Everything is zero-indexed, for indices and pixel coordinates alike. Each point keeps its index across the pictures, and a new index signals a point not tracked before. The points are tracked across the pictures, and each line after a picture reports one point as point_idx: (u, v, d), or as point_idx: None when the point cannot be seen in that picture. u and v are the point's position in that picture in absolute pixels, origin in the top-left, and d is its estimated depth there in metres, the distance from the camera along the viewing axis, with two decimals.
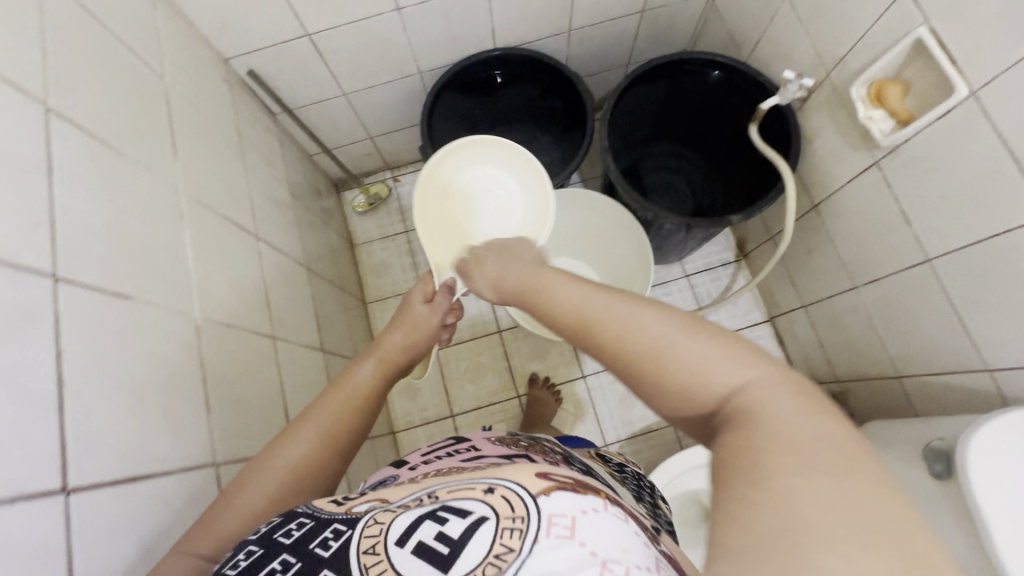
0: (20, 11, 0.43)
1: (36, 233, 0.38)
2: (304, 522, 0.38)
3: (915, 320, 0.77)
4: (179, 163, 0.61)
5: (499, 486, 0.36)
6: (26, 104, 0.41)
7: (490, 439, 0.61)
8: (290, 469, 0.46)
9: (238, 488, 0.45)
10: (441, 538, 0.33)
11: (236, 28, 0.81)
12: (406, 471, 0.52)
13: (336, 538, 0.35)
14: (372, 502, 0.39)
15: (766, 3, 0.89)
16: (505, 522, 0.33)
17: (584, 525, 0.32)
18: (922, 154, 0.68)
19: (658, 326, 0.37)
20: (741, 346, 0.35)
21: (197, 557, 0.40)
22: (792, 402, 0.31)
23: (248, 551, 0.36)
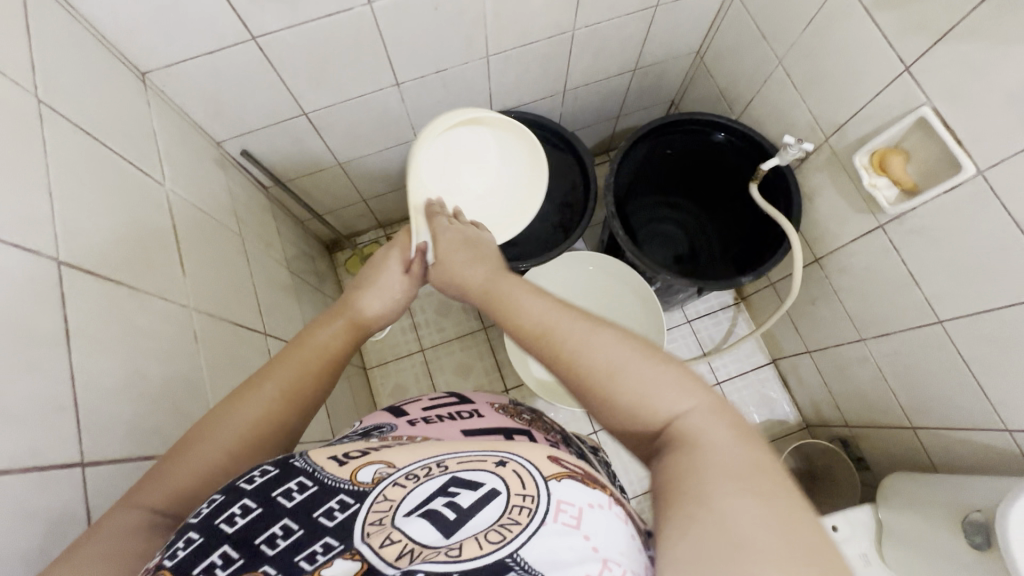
0: (24, 161, 0.40)
1: (59, 422, 0.36)
2: (307, 483, 0.31)
3: (928, 375, 0.79)
4: (187, 279, 0.57)
5: (511, 460, 0.33)
6: (39, 269, 0.38)
7: (492, 406, 0.53)
8: (253, 422, 0.41)
9: (196, 439, 0.39)
10: (450, 507, 0.30)
11: (231, 113, 0.76)
12: (405, 425, 0.45)
13: (345, 508, 0.30)
14: (378, 466, 0.33)
15: (758, 66, 0.91)
16: (514, 500, 0.30)
17: (591, 516, 0.30)
18: (927, 223, 0.70)
19: (610, 347, 0.35)
20: (687, 371, 0.34)
21: (149, 507, 0.34)
22: (725, 429, 0.31)
23: (245, 506, 0.30)
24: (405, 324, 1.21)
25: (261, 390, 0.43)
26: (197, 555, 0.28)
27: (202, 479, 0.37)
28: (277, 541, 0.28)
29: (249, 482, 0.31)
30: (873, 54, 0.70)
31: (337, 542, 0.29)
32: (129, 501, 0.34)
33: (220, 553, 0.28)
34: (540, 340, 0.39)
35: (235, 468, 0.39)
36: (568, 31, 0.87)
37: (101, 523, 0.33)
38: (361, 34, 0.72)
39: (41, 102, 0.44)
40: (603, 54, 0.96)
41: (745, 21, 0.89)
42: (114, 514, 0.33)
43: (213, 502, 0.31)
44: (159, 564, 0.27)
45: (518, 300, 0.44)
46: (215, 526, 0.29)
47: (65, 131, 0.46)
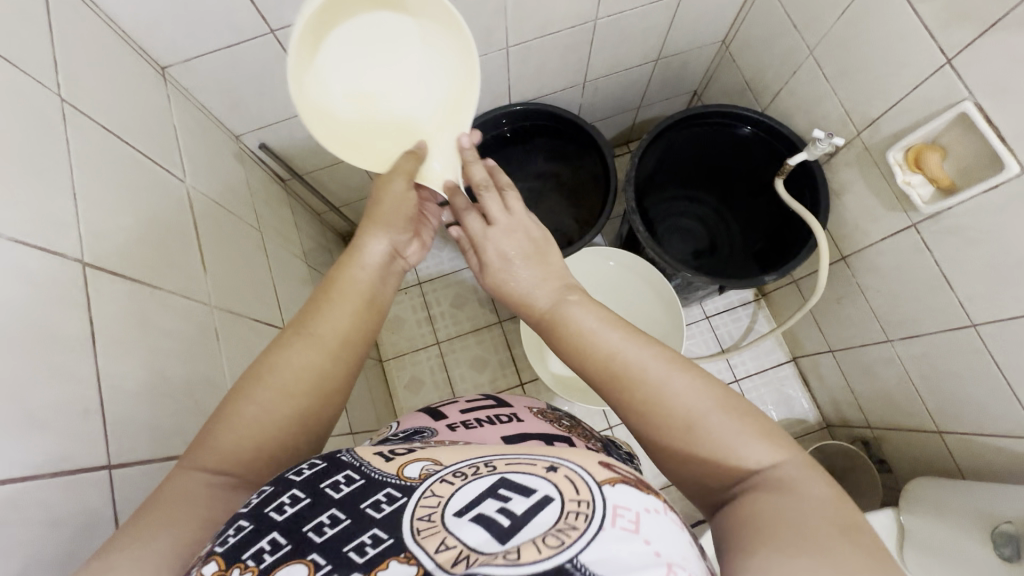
0: (47, 162, 0.40)
1: (86, 422, 0.36)
2: (354, 476, 0.31)
3: (959, 381, 0.76)
4: (208, 276, 0.57)
5: (562, 467, 0.30)
6: (65, 272, 0.38)
7: (530, 409, 0.52)
8: (289, 383, 0.40)
9: (227, 409, 0.38)
10: (502, 511, 0.27)
11: (250, 107, 0.76)
12: (445, 430, 0.44)
13: (392, 501, 0.28)
14: (424, 463, 0.32)
15: (787, 56, 0.88)
16: (570, 505, 0.27)
17: (649, 523, 0.27)
18: (963, 224, 0.67)
19: (687, 396, 0.35)
20: (760, 425, 0.34)
21: (201, 472, 0.35)
22: (819, 491, 0.31)
23: (294, 496, 0.29)
24: (421, 317, 1.21)
25: (290, 348, 0.41)
26: (248, 540, 0.27)
27: (251, 441, 0.37)
28: (325, 529, 0.27)
29: (299, 474, 0.31)
30: (912, 46, 0.67)
31: (386, 535, 0.27)
32: (182, 467, 0.35)
33: (269, 539, 0.27)
34: (613, 374, 0.38)
35: (281, 422, 0.39)
36: (590, 21, 0.84)
37: (161, 490, 0.34)
38: None
39: (64, 101, 0.44)
40: (625, 44, 0.93)
41: (775, 10, 0.86)
42: (168, 484, 0.34)
43: (262, 493, 0.30)
44: (210, 551, 0.27)
45: (589, 329, 0.41)
46: (266, 514, 0.28)
47: (87, 130, 0.46)
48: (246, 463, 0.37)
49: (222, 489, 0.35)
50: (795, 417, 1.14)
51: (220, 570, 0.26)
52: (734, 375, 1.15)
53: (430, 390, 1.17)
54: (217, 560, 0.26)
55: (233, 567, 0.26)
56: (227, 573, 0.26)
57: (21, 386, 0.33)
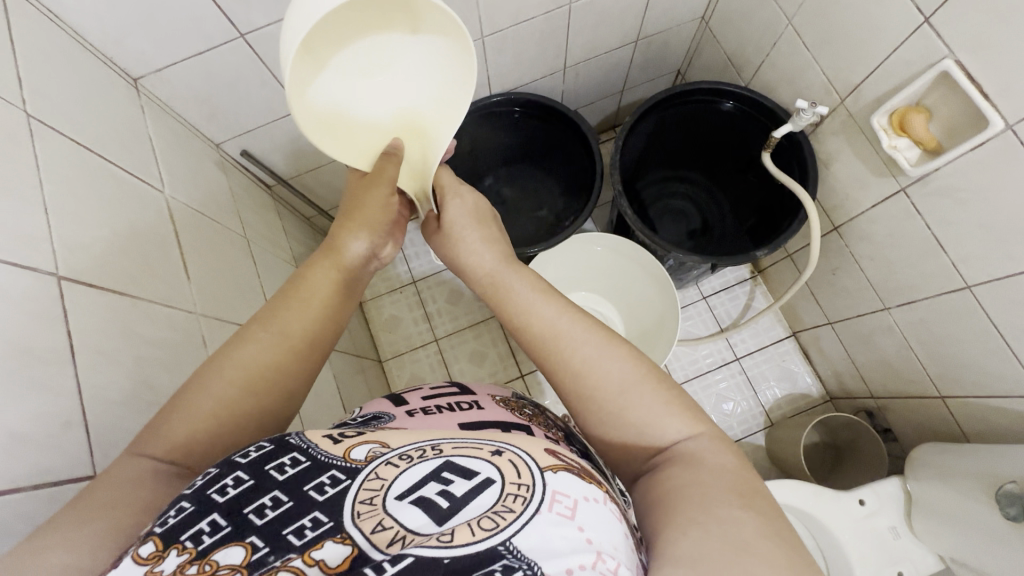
0: (16, 178, 0.40)
1: (68, 433, 0.36)
2: (301, 458, 0.28)
3: (958, 343, 0.76)
4: (193, 284, 0.57)
5: (507, 450, 0.29)
6: (40, 286, 0.38)
7: (493, 397, 0.50)
8: (251, 373, 0.39)
9: (183, 398, 0.37)
10: (442, 493, 0.26)
11: (228, 115, 0.76)
12: (404, 416, 0.42)
13: (336, 484, 0.26)
14: (372, 445, 0.30)
15: (766, 27, 0.87)
16: (509, 487, 0.26)
17: (586, 510, 0.27)
18: (952, 184, 0.66)
19: (611, 369, 0.37)
20: (682, 401, 0.36)
21: (150, 459, 0.34)
22: (724, 458, 0.33)
23: (237, 478, 0.27)
24: (417, 315, 1.21)
25: (254, 341, 0.41)
26: (188, 521, 0.24)
27: (205, 430, 0.36)
28: (266, 511, 0.25)
29: (244, 456, 0.28)
30: (890, 8, 0.66)
31: (326, 517, 0.25)
32: (131, 455, 0.34)
33: (208, 520, 0.25)
34: (548, 342, 0.40)
35: (237, 412, 0.38)
36: (564, 5, 0.83)
37: (106, 475, 0.33)
38: None
39: (30, 117, 0.44)
40: (602, 27, 0.92)
41: None
42: (115, 470, 0.33)
43: (206, 475, 0.27)
44: (149, 531, 0.25)
45: (529, 303, 0.43)
46: (207, 495, 0.26)
47: (57, 145, 0.46)
48: (197, 452, 0.36)
49: (169, 476, 0.34)
50: (798, 392, 1.13)
51: (156, 552, 0.23)
52: (735, 353, 1.15)
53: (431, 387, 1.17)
54: (155, 540, 0.24)
55: (168, 550, 0.23)
56: (162, 555, 0.23)
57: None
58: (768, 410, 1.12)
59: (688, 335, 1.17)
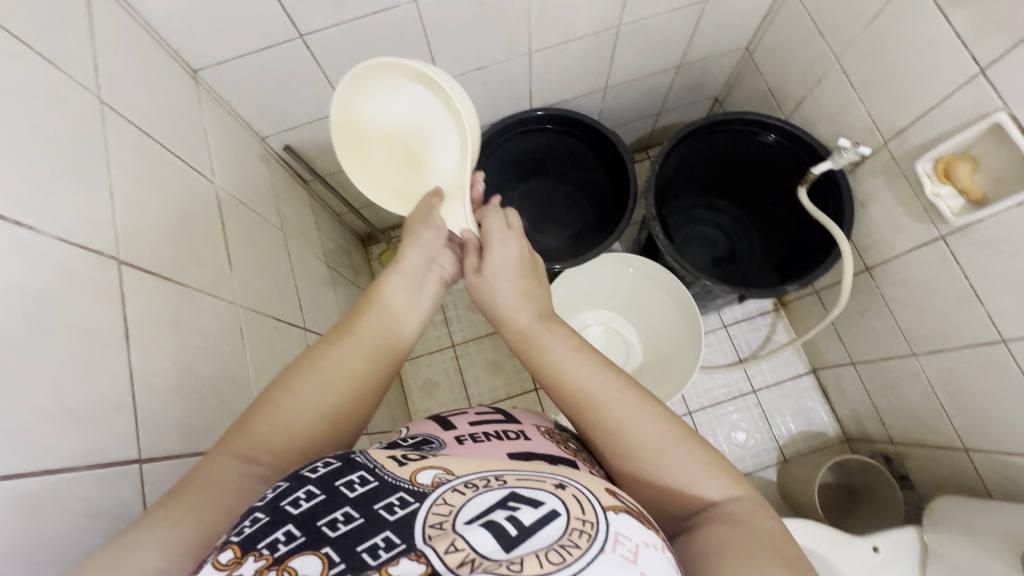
0: (88, 162, 0.42)
1: (119, 416, 0.37)
2: (369, 477, 0.29)
3: (987, 397, 0.74)
4: (235, 275, 0.58)
5: (570, 485, 0.30)
6: (101, 270, 0.39)
7: (538, 426, 0.49)
8: (333, 384, 0.40)
9: (268, 400, 0.39)
10: (511, 520, 0.26)
11: (277, 110, 0.77)
12: (453, 442, 0.42)
13: (405, 505, 0.27)
14: (437, 471, 0.30)
15: (812, 63, 0.87)
16: (575, 523, 0.26)
17: (648, 556, 0.27)
18: (994, 236, 0.65)
19: (657, 432, 0.36)
20: (722, 464, 0.36)
21: (235, 458, 0.36)
22: (770, 524, 0.33)
23: (310, 491, 0.28)
24: (436, 319, 1.22)
25: (335, 349, 0.43)
26: (264, 530, 0.26)
27: (288, 436, 0.38)
28: (338, 525, 0.26)
29: (313, 471, 0.30)
30: (944, 55, 0.66)
31: (398, 539, 0.26)
32: (217, 451, 0.36)
33: (283, 531, 0.26)
34: (579, 401, 0.39)
35: (320, 419, 0.39)
36: (613, 27, 0.84)
37: (197, 472, 0.34)
38: (403, 32, 0.71)
39: (103, 103, 0.46)
40: (647, 51, 0.93)
41: (801, 16, 0.85)
42: (203, 469, 0.35)
43: (278, 487, 0.29)
44: (226, 539, 0.26)
45: (560, 358, 0.41)
46: (281, 506, 0.27)
47: (124, 132, 0.47)
48: (281, 457, 0.37)
49: (253, 479, 0.35)
50: (813, 430, 1.12)
51: (235, 559, 0.25)
52: (752, 385, 1.14)
53: (445, 392, 1.17)
54: (233, 547, 0.26)
55: (247, 556, 0.25)
56: (242, 560, 0.25)
57: (58, 379, 0.34)
58: (782, 445, 1.11)
59: (707, 362, 1.16)
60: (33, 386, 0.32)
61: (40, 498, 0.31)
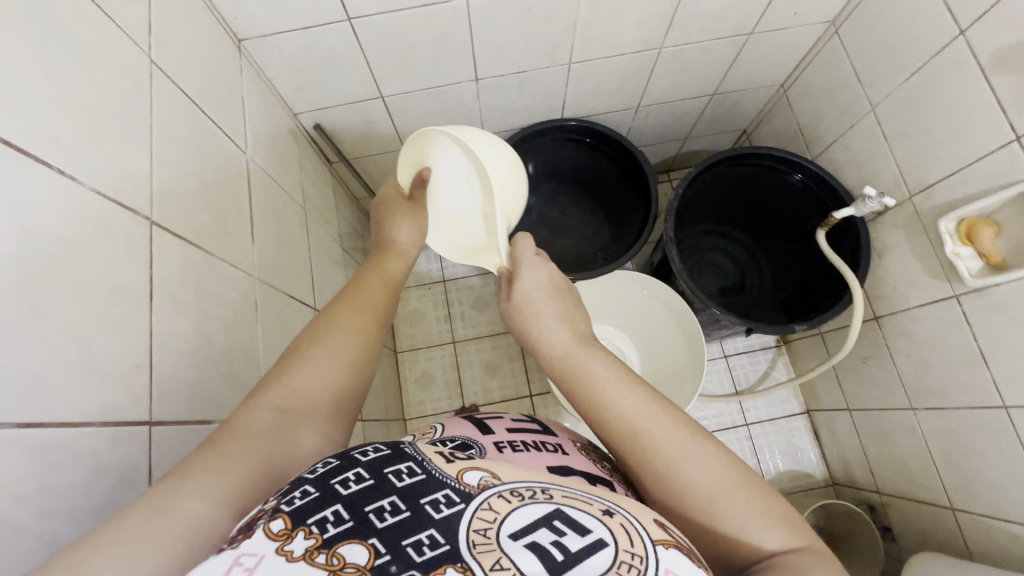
0: (132, 118, 0.42)
1: (136, 376, 0.37)
2: (416, 469, 0.30)
3: (980, 460, 0.75)
4: (256, 247, 0.58)
5: (617, 512, 0.29)
6: (134, 227, 0.39)
7: (574, 443, 0.50)
8: (350, 338, 0.44)
9: (292, 357, 0.41)
10: (557, 545, 0.26)
11: (313, 89, 0.77)
12: (493, 449, 0.42)
13: (451, 505, 0.28)
14: (483, 473, 0.30)
15: (846, 108, 0.87)
16: (623, 556, 0.26)
17: None
18: (1009, 302, 0.66)
19: (707, 474, 0.36)
20: (775, 506, 0.35)
21: (268, 409, 0.37)
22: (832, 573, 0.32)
23: (359, 475, 0.29)
24: (440, 313, 1.22)
25: (345, 310, 0.46)
26: (315, 506, 0.27)
27: (315, 386, 0.40)
28: (385, 515, 0.27)
29: (364, 454, 0.31)
30: (981, 118, 0.66)
31: (443, 539, 0.26)
32: (251, 404, 0.37)
33: (332, 510, 0.26)
34: (627, 440, 0.39)
35: (340, 371, 0.42)
36: (655, 48, 0.85)
37: (231, 422, 0.35)
38: (449, 26, 0.72)
39: (152, 62, 0.46)
40: (684, 75, 0.93)
41: (840, 60, 0.86)
42: (238, 418, 0.35)
43: (327, 464, 0.30)
44: (276, 507, 0.27)
45: (604, 392, 0.41)
46: (331, 485, 0.28)
47: (168, 93, 0.48)
48: (309, 406, 0.39)
49: (288, 425, 0.37)
50: (800, 470, 1.12)
51: (285, 531, 0.25)
52: (744, 419, 1.14)
53: (440, 387, 1.17)
54: (284, 517, 0.26)
55: (297, 530, 0.25)
56: (292, 534, 0.25)
57: (82, 332, 0.34)
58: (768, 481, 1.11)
59: (703, 390, 1.16)
60: (58, 335, 0.32)
61: (52, 449, 0.31)
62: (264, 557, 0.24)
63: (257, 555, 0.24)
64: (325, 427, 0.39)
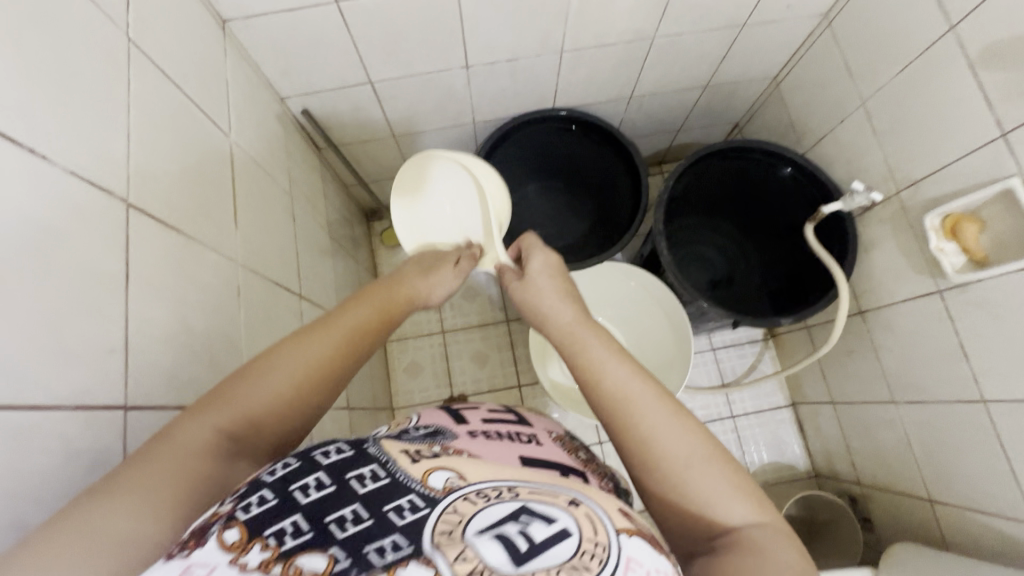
0: (109, 97, 0.41)
1: (110, 359, 0.37)
2: (380, 473, 0.30)
3: (958, 454, 0.76)
4: (239, 233, 0.58)
5: (583, 504, 0.30)
6: (110, 209, 0.39)
7: (550, 433, 0.50)
8: (314, 368, 0.40)
9: (249, 375, 0.38)
10: (522, 535, 0.26)
11: (300, 73, 0.76)
12: (466, 438, 0.43)
13: (415, 510, 0.28)
14: (449, 475, 0.31)
15: (837, 103, 0.87)
16: (587, 544, 0.27)
17: None
18: (991, 298, 0.66)
19: (693, 454, 0.36)
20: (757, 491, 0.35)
21: (210, 427, 0.35)
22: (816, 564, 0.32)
23: (320, 481, 0.29)
24: (430, 304, 1.22)
25: (317, 341, 0.42)
26: (272, 515, 0.27)
27: (266, 411, 0.38)
28: (346, 525, 0.27)
29: (325, 457, 0.31)
30: (969, 115, 0.66)
31: (406, 542, 0.26)
32: (194, 417, 0.35)
33: (291, 521, 0.26)
34: (621, 410, 0.38)
35: (294, 406, 0.39)
36: (647, 39, 0.84)
37: (166, 434, 0.34)
38: (441, 11, 0.71)
39: (130, 41, 0.45)
40: (677, 66, 0.93)
41: (833, 54, 0.85)
42: (180, 429, 0.34)
43: (287, 466, 0.30)
44: (231, 515, 0.27)
45: (602, 364, 0.41)
46: (290, 492, 0.28)
47: (147, 72, 0.46)
48: (254, 433, 0.37)
49: (224, 452, 0.35)
50: (784, 462, 1.13)
51: (240, 542, 0.25)
52: (731, 411, 1.15)
53: (429, 377, 1.17)
54: (239, 527, 0.26)
55: (252, 542, 0.25)
56: (246, 546, 0.25)
57: (53, 314, 0.33)
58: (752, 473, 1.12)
59: (691, 383, 1.17)
60: (28, 318, 0.32)
61: (21, 432, 0.30)
62: (216, 567, 0.23)
63: (209, 565, 0.24)
64: (265, 461, 0.37)
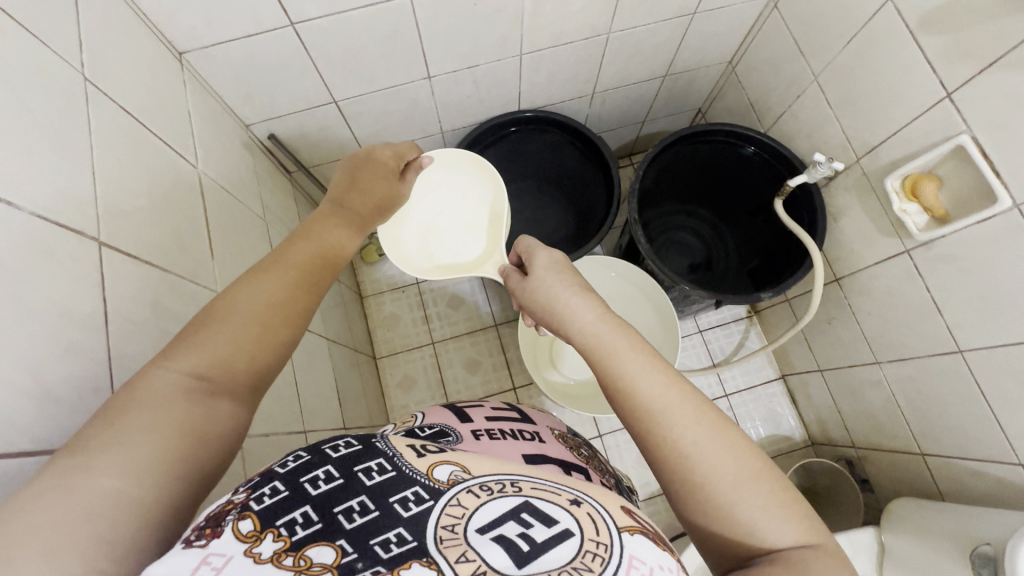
0: (71, 139, 0.41)
1: (96, 398, 0.37)
2: (387, 466, 0.30)
3: (943, 405, 0.79)
4: (217, 262, 0.57)
5: (585, 502, 0.31)
6: (82, 249, 0.38)
7: (552, 430, 0.51)
8: (275, 303, 0.39)
9: (210, 320, 0.37)
10: (523, 537, 0.27)
11: (263, 98, 0.76)
12: (470, 438, 0.43)
13: (420, 502, 0.28)
14: (453, 468, 0.31)
15: (792, 80, 0.90)
16: (588, 545, 0.27)
17: None
18: (956, 251, 0.69)
19: (722, 462, 0.36)
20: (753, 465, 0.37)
21: (180, 372, 0.33)
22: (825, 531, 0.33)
23: (328, 473, 0.29)
24: (416, 316, 1.21)
25: (273, 276, 0.41)
26: (284, 506, 0.27)
27: (236, 352, 0.36)
28: (354, 516, 0.27)
29: (335, 450, 0.31)
30: (915, 79, 0.69)
31: (410, 536, 0.26)
32: (157, 365, 0.33)
33: (301, 512, 0.27)
34: (652, 416, 0.39)
35: (265, 344, 0.38)
36: (603, 34, 0.86)
37: (133, 386, 0.32)
38: (398, 25, 0.71)
39: (87, 80, 0.45)
40: (635, 58, 0.95)
41: (782, 33, 0.88)
42: (145, 376, 0.32)
43: (297, 458, 0.30)
44: (244, 505, 0.27)
45: (633, 374, 0.41)
46: (300, 483, 0.28)
47: (107, 110, 0.46)
48: (228, 374, 0.35)
49: (200, 395, 0.33)
50: (780, 434, 1.15)
51: (254, 532, 0.25)
52: (724, 389, 1.17)
53: (423, 390, 1.17)
54: (252, 519, 0.26)
55: (266, 534, 0.25)
56: (260, 537, 0.25)
57: (34, 358, 0.33)
58: None
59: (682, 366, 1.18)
60: (9, 364, 0.31)
61: (11, 479, 0.30)
62: (232, 558, 0.24)
63: (225, 556, 0.24)
64: (242, 400, 0.36)
